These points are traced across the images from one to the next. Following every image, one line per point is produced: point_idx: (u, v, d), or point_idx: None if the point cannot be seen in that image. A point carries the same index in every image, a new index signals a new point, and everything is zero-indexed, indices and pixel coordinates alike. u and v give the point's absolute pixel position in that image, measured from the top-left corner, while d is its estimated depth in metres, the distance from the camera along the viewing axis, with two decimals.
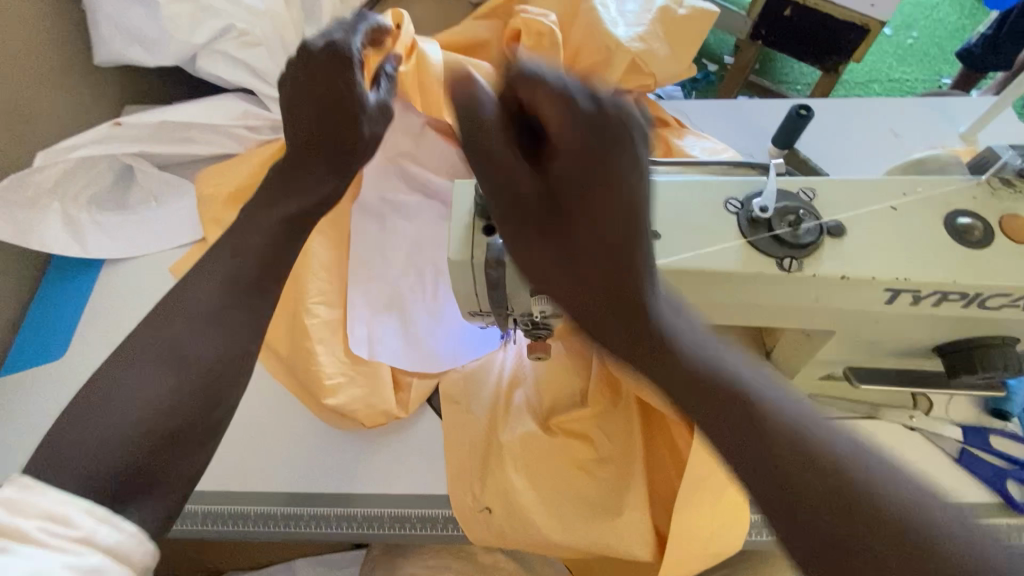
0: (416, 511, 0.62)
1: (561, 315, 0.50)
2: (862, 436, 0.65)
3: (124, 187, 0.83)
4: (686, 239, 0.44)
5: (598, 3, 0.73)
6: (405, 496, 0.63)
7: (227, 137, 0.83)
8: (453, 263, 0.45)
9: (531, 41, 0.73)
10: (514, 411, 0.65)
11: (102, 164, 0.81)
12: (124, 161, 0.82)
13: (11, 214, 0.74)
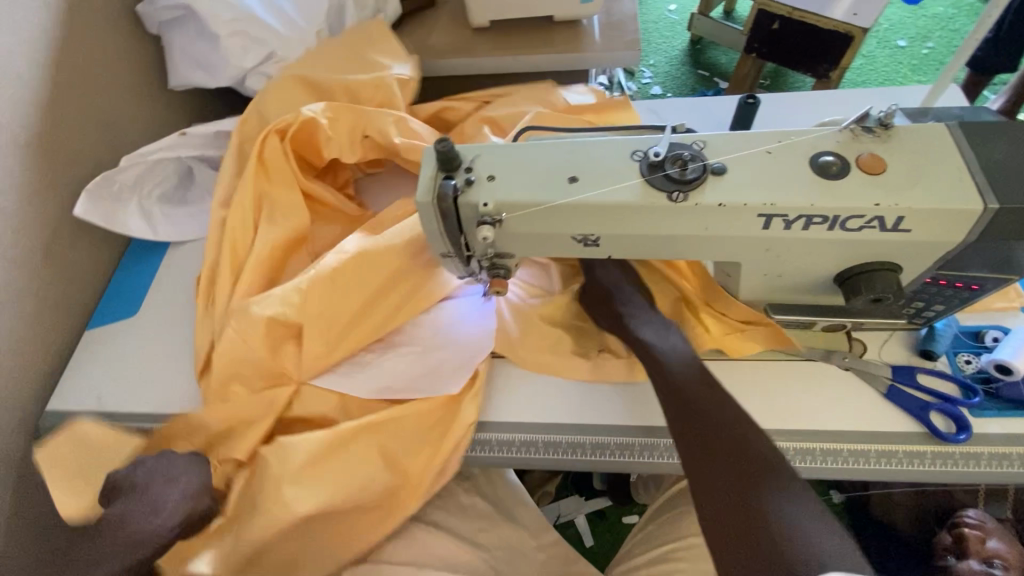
0: (520, 438, 0.72)
1: (510, 251, 0.62)
2: (799, 375, 0.73)
3: (184, 185, 1.02)
4: (598, 180, 0.56)
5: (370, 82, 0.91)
6: (522, 425, 0.73)
7: None
8: (418, 203, 0.58)
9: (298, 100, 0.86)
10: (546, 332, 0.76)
11: (168, 167, 1.00)
12: (185, 164, 1.01)
13: (100, 204, 0.91)
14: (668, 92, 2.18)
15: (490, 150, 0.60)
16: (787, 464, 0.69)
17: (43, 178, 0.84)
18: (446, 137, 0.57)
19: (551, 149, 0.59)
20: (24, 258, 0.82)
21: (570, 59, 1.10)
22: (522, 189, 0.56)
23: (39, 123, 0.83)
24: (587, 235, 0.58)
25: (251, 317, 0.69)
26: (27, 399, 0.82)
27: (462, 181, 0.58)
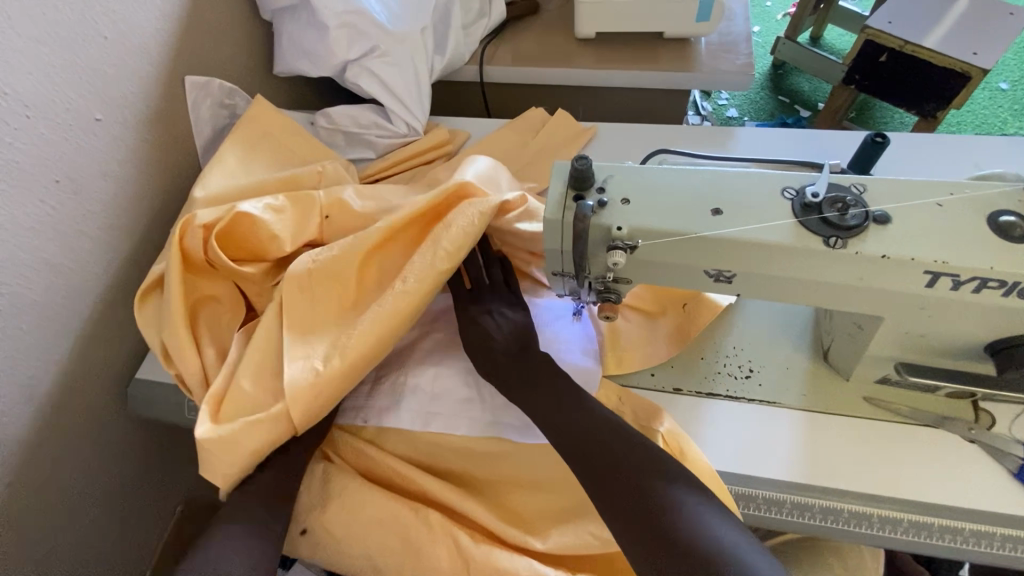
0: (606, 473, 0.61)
1: (630, 278, 0.59)
2: (920, 441, 0.68)
3: None
4: (745, 216, 0.52)
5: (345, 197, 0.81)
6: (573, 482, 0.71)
7: (363, 144, 1.02)
8: (547, 220, 0.56)
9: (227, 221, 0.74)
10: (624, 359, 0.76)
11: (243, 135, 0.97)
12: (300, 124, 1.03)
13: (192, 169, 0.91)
14: (746, 116, 2.11)
15: (623, 172, 0.57)
16: (899, 537, 0.63)
17: (154, 152, 0.86)
18: (585, 154, 0.55)
19: (692, 179, 0.55)
20: (132, 231, 0.84)
21: (674, 79, 1.07)
22: (658, 217, 0.53)
23: (158, 102, 0.85)
24: (723, 271, 0.54)
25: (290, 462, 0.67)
26: (115, 368, 0.83)
27: (595, 202, 0.55)
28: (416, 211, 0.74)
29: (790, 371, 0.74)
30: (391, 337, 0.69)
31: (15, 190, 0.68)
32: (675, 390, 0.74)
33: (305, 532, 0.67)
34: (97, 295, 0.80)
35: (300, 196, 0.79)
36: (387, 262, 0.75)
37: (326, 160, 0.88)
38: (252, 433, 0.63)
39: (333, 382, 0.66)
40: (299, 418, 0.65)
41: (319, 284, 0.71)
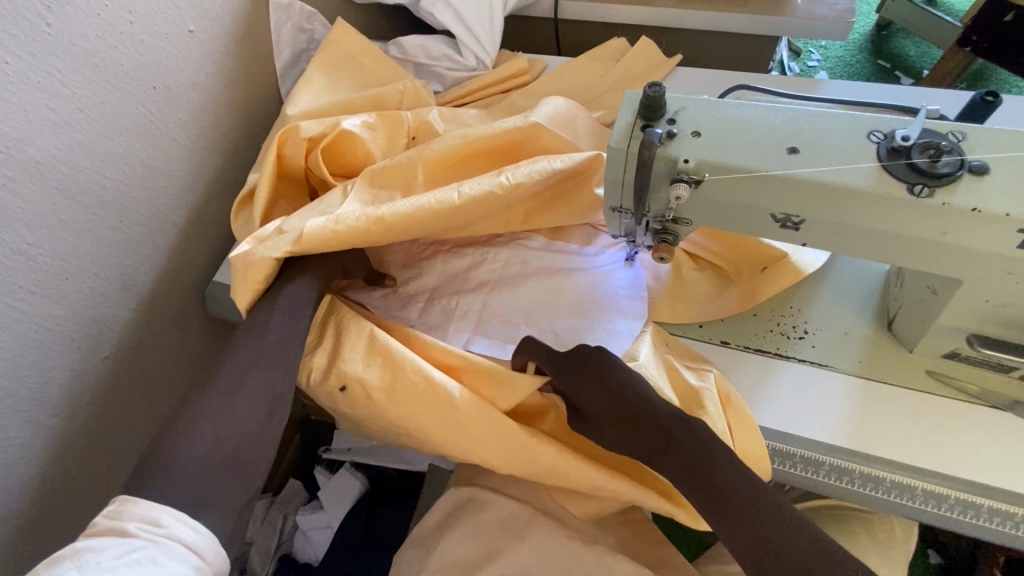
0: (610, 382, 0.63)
1: (690, 218, 0.58)
2: (980, 422, 0.65)
3: None
4: (826, 157, 0.50)
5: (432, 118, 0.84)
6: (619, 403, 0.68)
7: (432, 77, 1.03)
8: (612, 147, 0.55)
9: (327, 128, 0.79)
10: (679, 317, 0.76)
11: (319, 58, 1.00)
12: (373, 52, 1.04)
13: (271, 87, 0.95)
14: (837, 78, 1.94)
15: (699, 105, 0.55)
16: (938, 511, 0.62)
17: (239, 67, 0.90)
18: (659, 82, 0.53)
19: (772, 117, 0.53)
20: (216, 144, 0.89)
21: (760, 24, 1.00)
22: (729, 152, 0.52)
23: (245, 20, 0.89)
24: (790, 216, 0.52)
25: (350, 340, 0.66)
26: (195, 269, 0.90)
27: (664, 133, 0.53)
28: (500, 139, 0.76)
29: (851, 337, 0.71)
30: (434, 221, 0.67)
31: (119, 90, 0.74)
32: (723, 343, 0.73)
33: (344, 390, 0.64)
34: (184, 199, 0.86)
35: (390, 114, 0.82)
36: (460, 176, 0.78)
37: (410, 81, 0.90)
38: (274, 248, 0.65)
39: (361, 232, 0.65)
40: (311, 241, 0.64)
41: (391, 177, 0.75)
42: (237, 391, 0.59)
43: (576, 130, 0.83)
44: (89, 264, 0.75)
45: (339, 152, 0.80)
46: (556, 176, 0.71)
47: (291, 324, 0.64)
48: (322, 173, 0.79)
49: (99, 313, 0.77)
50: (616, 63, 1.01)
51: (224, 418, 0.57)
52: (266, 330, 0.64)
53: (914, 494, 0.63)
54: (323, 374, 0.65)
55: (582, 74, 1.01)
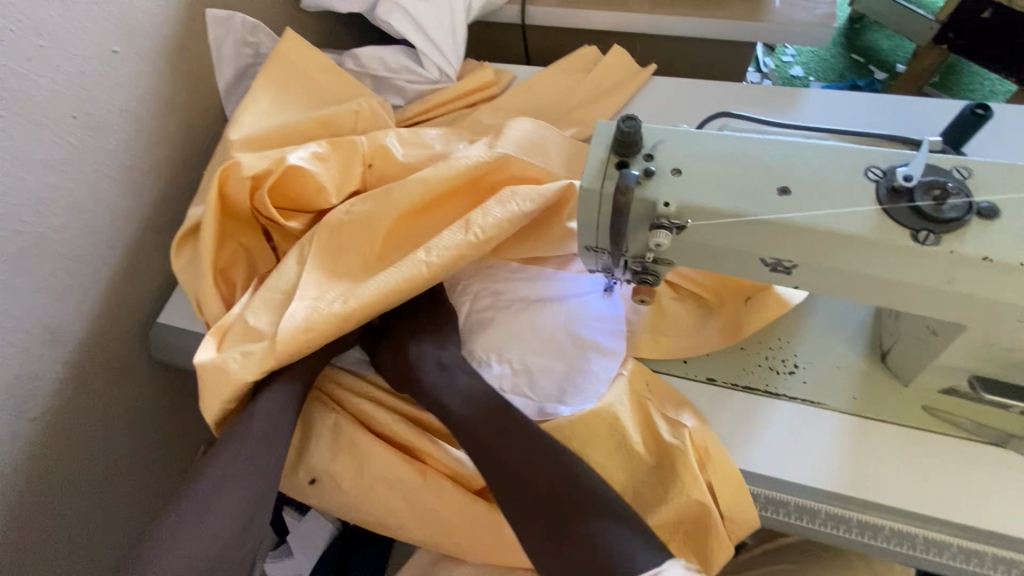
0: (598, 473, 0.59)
1: (672, 261, 0.52)
2: (980, 461, 0.61)
3: None
4: (818, 198, 0.45)
5: (388, 142, 0.77)
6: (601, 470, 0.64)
7: (391, 90, 0.95)
8: (584, 188, 0.49)
9: (273, 167, 0.72)
10: (662, 352, 0.70)
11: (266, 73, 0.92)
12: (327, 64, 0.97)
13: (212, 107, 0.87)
14: (812, 75, 1.91)
15: (678, 138, 0.49)
16: (945, 561, 0.59)
17: (175, 88, 0.82)
18: (634, 114, 0.48)
19: (755, 149, 0.48)
20: (153, 175, 0.81)
21: (738, 29, 0.95)
22: (713, 193, 0.46)
23: (178, 36, 0.80)
24: (782, 261, 0.47)
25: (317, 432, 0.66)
26: (134, 311, 0.82)
27: (641, 171, 0.48)
28: (461, 177, 0.71)
29: (842, 371, 0.67)
30: (406, 297, 0.64)
31: (30, 123, 0.65)
32: (708, 380, 0.69)
33: (313, 483, 0.65)
34: (118, 237, 0.78)
35: (343, 141, 0.76)
36: (426, 222, 0.73)
37: (368, 99, 0.83)
38: (246, 366, 0.62)
39: (333, 325, 0.62)
40: (286, 349, 0.61)
41: (352, 233, 0.70)
42: (212, 507, 0.57)
43: (548, 152, 0.78)
44: (7, 319, 0.66)
45: (289, 186, 0.73)
46: (525, 219, 0.67)
47: (273, 425, 0.61)
48: (271, 212, 0.72)
49: (24, 372, 0.69)
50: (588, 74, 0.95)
51: (199, 531, 0.56)
52: (245, 432, 0.61)
53: (916, 542, 0.59)
54: (292, 467, 0.66)
55: (551, 85, 0.95)
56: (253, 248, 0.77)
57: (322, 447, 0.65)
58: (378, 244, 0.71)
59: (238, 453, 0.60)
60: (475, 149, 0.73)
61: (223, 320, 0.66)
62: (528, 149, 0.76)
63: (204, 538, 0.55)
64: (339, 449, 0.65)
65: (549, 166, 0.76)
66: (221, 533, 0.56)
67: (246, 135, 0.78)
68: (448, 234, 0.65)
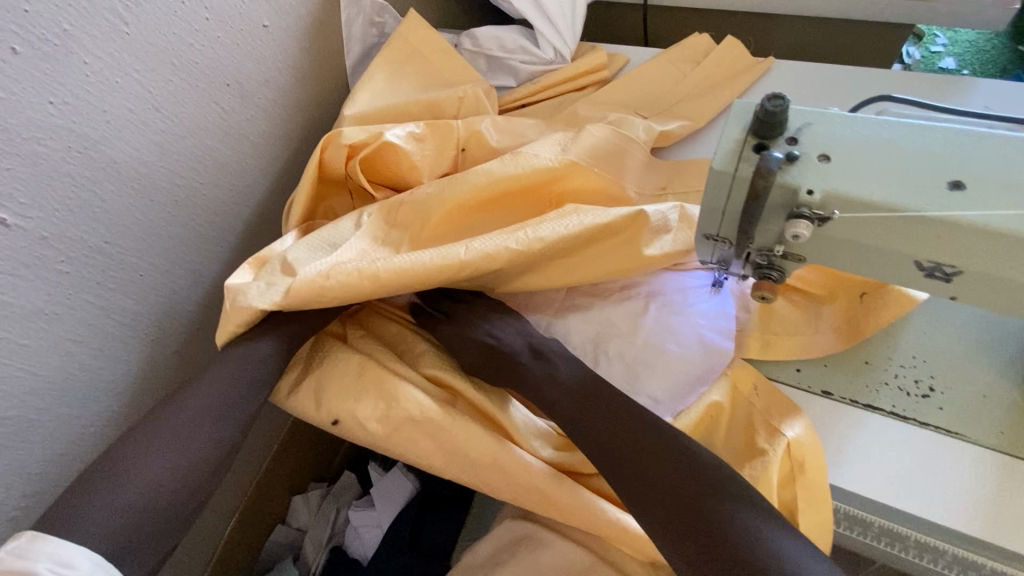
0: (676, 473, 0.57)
1: (806, 257, 0.48)
2: None
3: None
4: (1001, 197, 0.39)
5: (484, 128, 0.80)
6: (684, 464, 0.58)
7: (503, 71, 0.96)
8: (715, 171, 0.46)
9: (370, 139, 0.75)
10: (771, 358, 0.66)
11: None
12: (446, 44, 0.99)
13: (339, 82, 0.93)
14: (966, 67, 1.67)
15: (819, 127, 0.45)
16: None
17: (310, 63, 0.88)
18: (782, 93, 0.44)
19: (916, 140, 0.43)
20: (284, 143, 0.88)
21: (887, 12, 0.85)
22: (865, 183, 0.42)
23: (317, 13, 0.86)
24: (942, 265, 0.42)
25: (347, 362, 0.68)
26: None
27: (784, 155, 0.44)
28: (529, 179, 0.72)
29: (989, 400, 0.59)
30: (433, 280, 0.65)
31: (194, 89, 0.73)
32: (824, 394, 0.63)
33: (338, 423, 0.66)
34: (253, 197, 0.86)
35: (439, 124, 0.79)
36: (487, 216, 0.74)
37: (472, 87, 0.86)
38: (263, 297, 0.66)
39: (360, 281, 0.64)
40: (298, 293, 0.64)
41: (409, 214, 0.72)
42: (177, 441, 0.60)
43: (626, 166, 0.77)
44: (163, 261, 0.76)
45: (379, 163, 0.77)
46: (580, 232, 0.66)
47: (242, 372, 0.65)
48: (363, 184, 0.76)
49: (171, 310, 0.78)
50: (709, 60, 0.90)
51: (148, 469, 0.57)
52: (218, 371, 0.64)
53: None
54: (314, 408, 0.67)
55: (667, 70, 0.91)
56: (338, 206, 0.82)
57: (345, 379, 0.67)
58: (425, 228, 0.71)
59: (203, 397, 0.62)
60: (548, 152, 0.73)
61: (263, 253, 0.72)
62: (603, 157, 0.75)
63: (165, 466, 0.58)
64: (363, 382, 0.67)
65: (622, 180, 0.75)
66: (185, 462, 0.59)
67: (370, 108, 0.82)
68: (495, 236, 0.66)
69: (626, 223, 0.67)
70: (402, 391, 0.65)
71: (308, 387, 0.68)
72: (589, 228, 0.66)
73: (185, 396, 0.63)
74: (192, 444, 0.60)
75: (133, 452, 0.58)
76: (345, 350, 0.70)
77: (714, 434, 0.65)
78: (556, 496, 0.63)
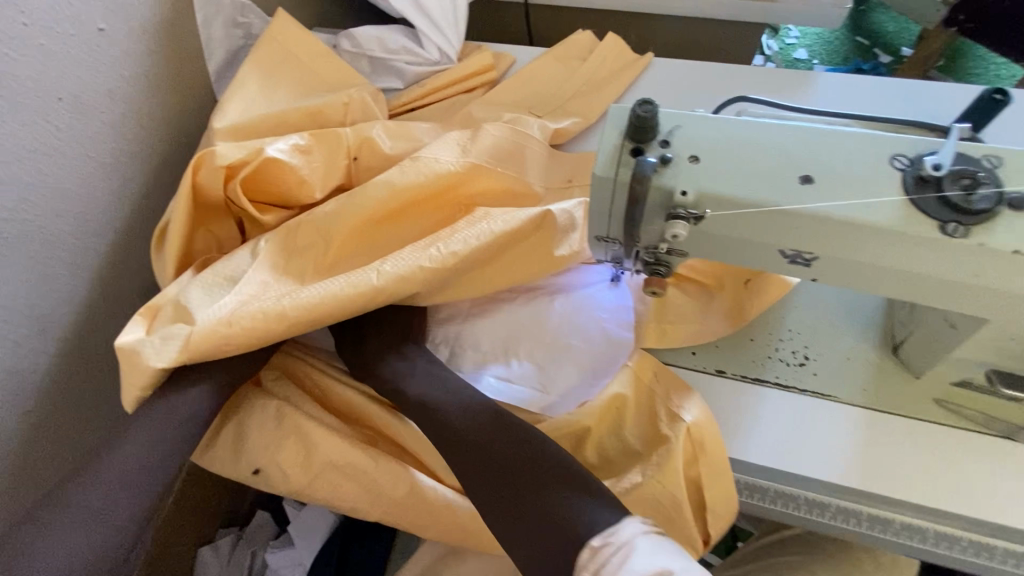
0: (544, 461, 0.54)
1: (687, 251, 0.50)
2: (1005, 457, 0.60)
3: None
4: (843, 190, 0.43)
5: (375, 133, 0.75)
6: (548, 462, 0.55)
7: (389, 72, 0.92)
8: (598, 176, 0.47)
9: (250, 158, 0.69)
10: (676, 343, 0.69)
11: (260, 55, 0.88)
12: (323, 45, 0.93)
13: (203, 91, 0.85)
14: (816, 59, 1.87)
15: (690, 130, 0.47)
16: (952, 553, 0.59)
17: (164, 70, 0.78)
18: (650, 98, 0.46)
19: (782, 138, 0.45)
20: (143, 161, 0.78)
21: (745, 11, 0.91)
22: (734, 182, 0.44)
23: (166, 14, 0.77)
24: (800, 253, 0.46)
25: (259, 402, 0.64)
26: (126, 303, 0.79)
27: (658, 158, 0.46)
28: (429, 185, 0.68)
29: (855, 362, 0.66)
30: (354, 309, 0.59)
31: (13, 106, 0.62)
32: (718, 372, 0.68)
33: (257, 472, 0.61)
34: (109, 225, 0.75)
35: (326, 133, 0.73)
36: (396, 231, 0.69)
37: (354, 91, 0.81)
38: (161, 357, 0.55)
39: (269, 323, 0.57)
40: (202, 347, 0.55)
41: (308, 234, 0.65)
42: (104, 503, 0.55)
43: (526, 161, 0.75)
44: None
45: (263, 182, 0.70)
46: (498, 242, 0.64)
47: (173, 429, 0.57)
48: (246, 206, 0.69)
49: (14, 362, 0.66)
50: (598, 58, 0.92)
51: (76, 530, 0.55)
52: (144, 424, 0.57)
53: (928, 533, 0.59)
54: (232, 458, 0.62)
55: (554, 69, 0.92)
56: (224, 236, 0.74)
57: (258, 422, 0.63)
58: (332, 252, 0.65)
59: (129, 455, 0.56)
60: (447, 154, 0.70)
61: (155, 302, 0.61)
62: (503, 156, 0.74)
63: (95, 527, 0.56)
64: (282, 429, 0.62)
65: (525, 176, 0.74)
66: (116, 526, 0.56)
67: (240, 119, 0.75)
68: (410, 254, 0.62)
69: (535, 225, 0.66)
70: (323, 435, 0.61)
71: (225, 435, 0.63)
72: (503, 236, 0.64)
73: (112, 453, 0.56)
74: (120, 509, 0.56)
75: (48, 515, 0.55)
76: (266, 396, 0.65)
77: (623, 426, 0.66)
78: (474, 525, 0.62)
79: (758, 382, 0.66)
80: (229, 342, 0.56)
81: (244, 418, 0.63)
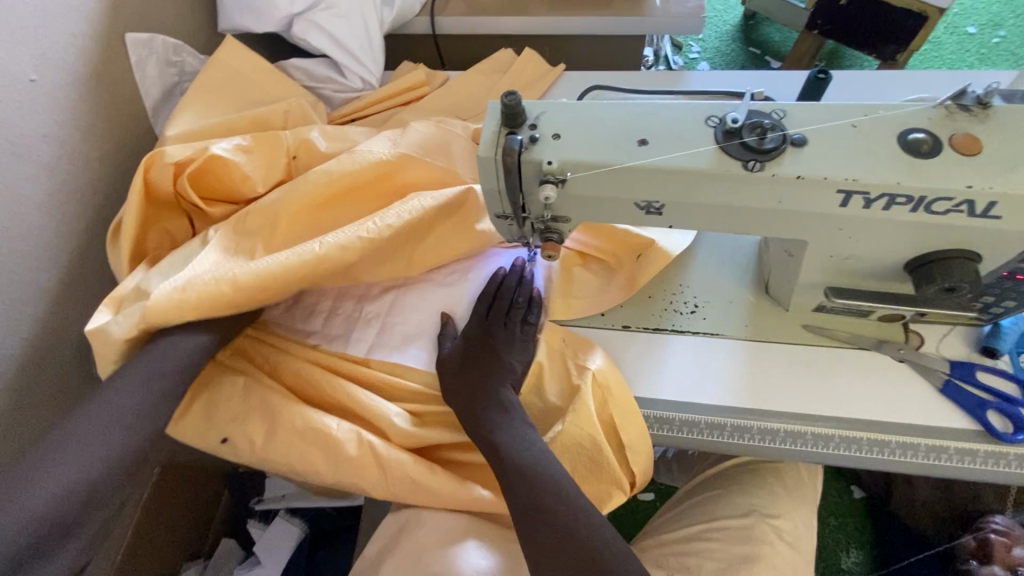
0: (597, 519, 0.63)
1: (568, 214, 0.60)
2: (865, 363, 0.71)
3: None
4: (672, 143, 0.54)
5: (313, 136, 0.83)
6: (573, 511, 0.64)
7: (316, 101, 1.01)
8: (481, 157, 0.56)
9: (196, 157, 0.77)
10: (590, 302, 0.78)
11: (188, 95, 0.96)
12: None
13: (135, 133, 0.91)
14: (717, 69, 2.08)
15: (557, 108, 0.57)
16: (831, 451, 0.67)
17: (96, 115, 0.84)
18: (513, 90, 0.55)
19: (626, 108, 0.56)
20: (79, 199, 0.83)
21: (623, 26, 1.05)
22: (592, 146, 0.55)
23: (94, 65, 0.83)
24: (652, 202, 0.57)
25: (225, 385, 0.69)
26: (68, 335, 0.82)
27: (526, 138, 0.56)
28: (364, 173, 0.76)
29: (738, 304, 0.77)
30: (296, 277, 0.67)
31: None
32: (624, 327, 0.77)
33: (226, 441, 0.67)
34: (48, 261, 0.79)
35: (267, 136, 0.81)
36: (337, 218, 0.77)
37: (296, 99, 0.90)
38: (125, 324, 0.64)
39: (217, 291, 0.65)
40: (156, 313, 0.63)
41: (257, 221, 0.74)
42: (88, 446, 0.59)
43: (452, 155, 0.83)
44: None
45: (208, 178, 0.78)
46: (422, 216, 0.73)
47: (155, 375, 0.63)
48: (194, 199, 0.77)
49: None
50: (499, 75, 1.04)
51: (60, 471, 0.57)
52: (131, 372, 0.63)
53: (810, 437, 0.68)
54: (199, 430, 0.67)
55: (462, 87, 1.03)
56: (175, 229, 0.81)
57: (220, 403, 0.69)
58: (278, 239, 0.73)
59: (116, 400, 0.61)
60: (379, 148, 0.79)
61: (118, 292, 0.69)
62: (430, 151, 0.82)
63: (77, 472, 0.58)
64: (248, 405, 0.68)
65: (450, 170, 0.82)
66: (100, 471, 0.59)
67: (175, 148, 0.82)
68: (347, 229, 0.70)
69: (458, 200, 0.76)
70: (285, 408, 0.67)
71: (189, 416, 0.68)
72: (427, 214, 0.73)
73: (97, 402, 0.61)
74: (106, 453, 0.59)
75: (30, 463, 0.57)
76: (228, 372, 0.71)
77: (542, 385, 0.74)
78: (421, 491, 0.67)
79: (659, 332, 0.76)
80: (186, 310, 0.64)
81: (199, 407, 0.69)
